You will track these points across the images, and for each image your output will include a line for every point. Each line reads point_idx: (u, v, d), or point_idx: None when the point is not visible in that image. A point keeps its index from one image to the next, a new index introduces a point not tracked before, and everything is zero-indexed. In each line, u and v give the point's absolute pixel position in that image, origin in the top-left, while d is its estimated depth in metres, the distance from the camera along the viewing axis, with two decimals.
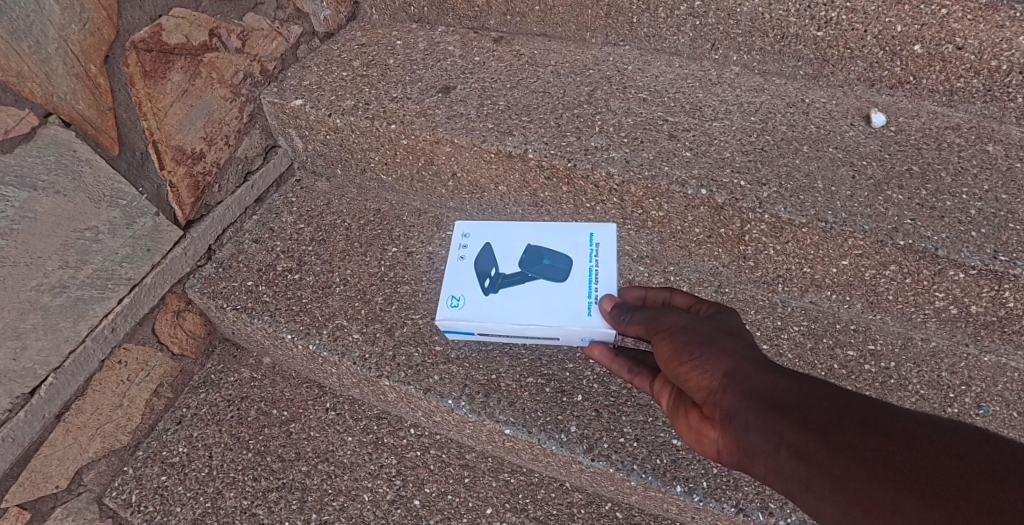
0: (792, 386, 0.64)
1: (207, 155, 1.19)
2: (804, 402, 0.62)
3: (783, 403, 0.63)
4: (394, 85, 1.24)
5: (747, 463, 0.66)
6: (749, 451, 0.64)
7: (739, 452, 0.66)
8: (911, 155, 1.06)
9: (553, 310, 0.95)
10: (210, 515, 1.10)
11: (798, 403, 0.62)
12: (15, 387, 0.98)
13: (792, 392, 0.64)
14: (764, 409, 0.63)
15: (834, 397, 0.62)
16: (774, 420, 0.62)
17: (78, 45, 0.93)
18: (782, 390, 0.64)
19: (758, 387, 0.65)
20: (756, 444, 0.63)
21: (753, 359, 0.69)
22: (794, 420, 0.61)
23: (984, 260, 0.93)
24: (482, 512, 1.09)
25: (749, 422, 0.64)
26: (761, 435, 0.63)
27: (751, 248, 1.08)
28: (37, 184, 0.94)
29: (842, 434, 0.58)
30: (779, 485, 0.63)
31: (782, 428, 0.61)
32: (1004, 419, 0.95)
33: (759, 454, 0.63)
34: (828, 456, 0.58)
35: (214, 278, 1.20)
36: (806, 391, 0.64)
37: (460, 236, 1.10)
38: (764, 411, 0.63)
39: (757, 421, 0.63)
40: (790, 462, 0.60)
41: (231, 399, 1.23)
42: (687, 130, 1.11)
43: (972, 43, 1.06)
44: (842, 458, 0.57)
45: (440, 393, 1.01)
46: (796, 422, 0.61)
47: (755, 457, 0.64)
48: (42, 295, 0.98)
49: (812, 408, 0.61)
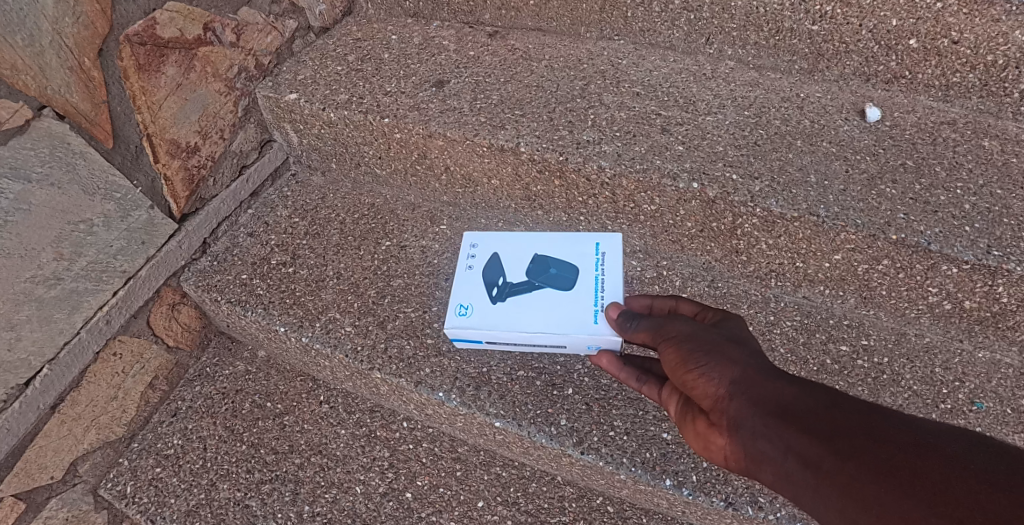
0: (799, 395, 0.64)
1: (202, 149, 1.19)
2: (810, 411, 0.62)
3: (791, 411, 0.63)
4: (388, 79, 1.25)
5: (755, 471, 0.65)
6: (756, 459, 0.64)
7: (746, 459, 0.65)
8: (905, 150, 1.05)
9: (559, 318, 0.95)
10: (204, 507, 1.10)
11: (805, 411, 0.62)
12: (10, 378, 0.99)
13: (798, 401, 0.64)
14: (771, 417, 0.63)
15: (840, 406, 0.62)
16: (781, 428, 0.62)
17: (72, 38, 0.93)
18: (789, 398, 0.64)
19: (765, 395, 0.65)
20: (764, 451, 0.63)
21: (760, 368, 0.68)
22: (800, 427, 0.61)
23: (977, 254, 0.92)
24: (473, 505, 1.09)
25: (755, 429, 0.63)
26: (768, 443, 0.62)
27: (744, 243, 1.07)
28: (32, 176, 0.95)
29: (849, 442, 0.58)
30: (786, 493, 0.62)
31: (789, 436, 0.61)
32: (998, 415, 0.94)
33: (767, 462, 0.62)
34: (836, 463, 0.57)
35: (208, 271, 1.21)
36: (814, 399, 0.63)
37: (469, 246, 1.11)
38: (772, 418, 0.63)
39: (764, 428, 0.63)
40: (798, 469, 0.60)
41: (226, 392, 1.23)
42: (680, 124, 1.11)
43: (967, 37, 1.05)
44: (851, 466, 0.57)
45: (431, 386, 1.02)
46: (803, 430, 0.61)
47: (762, 465, 0.63)
48: (36, 287, 0.99)
49: (819, 417, 0.61)
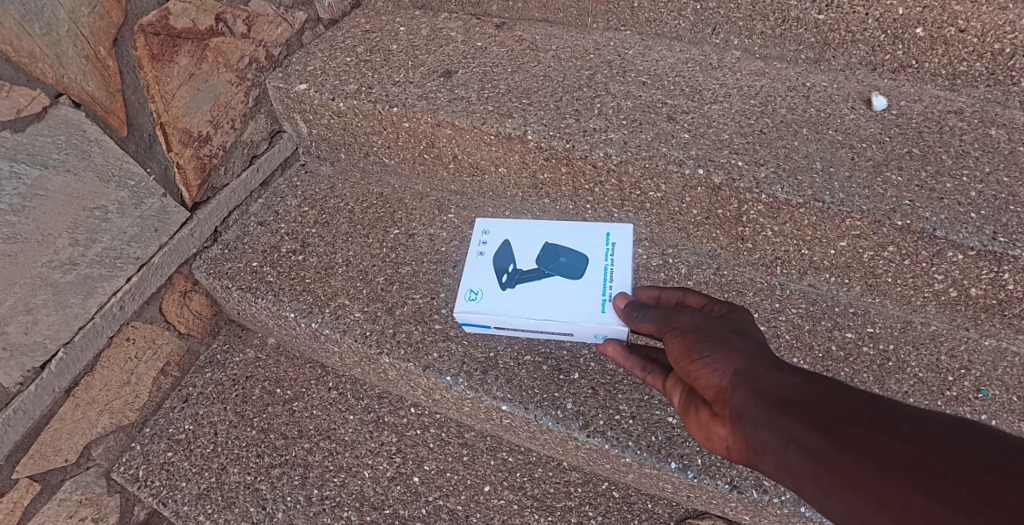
0: (802, 386, 0.64)
1: (213, 138, 1.21)
2: (812, 401, 0.61)
3: (793, 402, 0.62)
4: (397, 69, 1.26)
5: (757, 461, 0.65)
6: (758, 449, 0.64)
7: (749, 450, 0.65)
8: (912, 138, 1.06)
9: (567, 306, 0.96)
10: (214, 491, 1.12)
11: (807, 402, 0.61)
12: (27, 361, 1.01)
13: (801, 392, 0.63)
14: (773, 407, 0.62)
15: (843, 396, 0.61)
16: (783, 418, 0.61)
17: (88, 28, 0.95)
18: (791, 389, 0.63)
19: (768, 386, 0.65)
20: (765, 441, 0.62)
21: (764, 359, 0.68)
22: (803, 417, 0.60)
23: (983, 241, 0.92)
24: (480, 489, 1.11)
25: (758, 419, 0.63)
26: (770, 433, 0.62)
27: (749, 230, 1.08)
28: (49, 163, 0.97)
29: (851, 432, 0.57)
30: (788, 483, 0.62)
31: (790, 425, 0.60)
32: (1004, 403, 0.94)
33: (768, 452, 0.62)
34: (836, 453, 0.57)
35: (219, 259, 1.23)
36: (816, 391, 0.63)
37: (480, 233, 1.12)
38: (774, 408, 0.62)
39: (767, 419, 0.62)
40: (799, 459, 0.59)
41: (236, 379, 1.25)
42: (686, 113, 1.12)
43: (974, 25, 1.06)
44: (850, 456, 0.56)
45: (438, 370, 1.03)
46: (805, 421, 0.60)
47: (764, 455, 0.63)
48: (53, 272, 1.01)
49: (820, 407, 0.60)
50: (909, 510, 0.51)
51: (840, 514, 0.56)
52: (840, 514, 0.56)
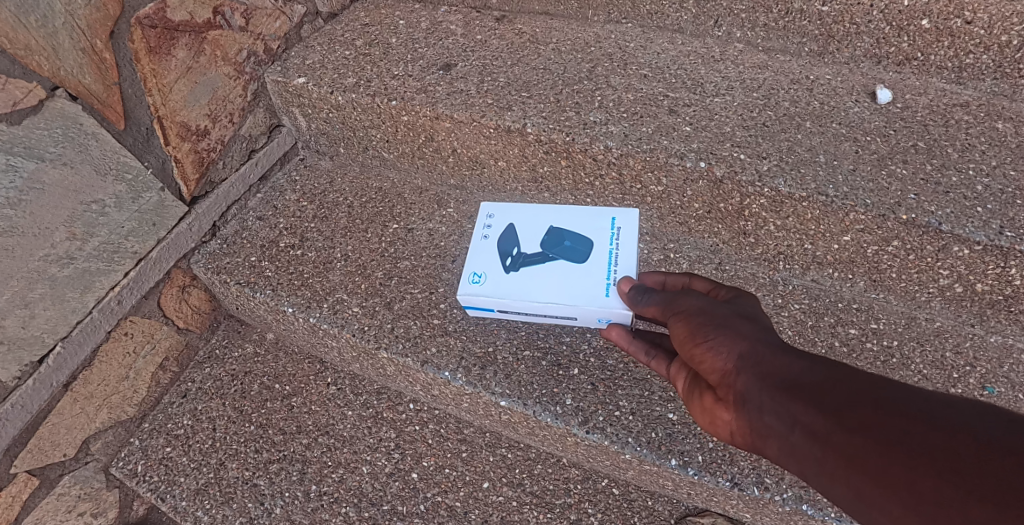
0: (807, 368, 0.62)
1: (212, 131, 1.20)
2: (818, 383, 0.60)
3: (799, 385, 0.60)
4: (395, 63, 1.25)
5: (762, 446, 0.64)
6: (762, 433, 0.62)
7: (754, 434, 0.64)
8: (917, 131, 1.04)
9: (572, 289, 0.95)
10: (213, 486, 1.12)
11: (813, 384, 0.60)
12: (25, 355, 1.00)
13: (807, 374, 0.61)
14: (779, 390, 0.61)
15: (851, 378, 0.59)
16: (788, 402, 0.59)
17: (85, 20, 0.95)
18: (797, 372, 0.62)
19: (774, 369, 0.63)
20: (770, 425, 0.61)
21: (770, 343, 0.66)
22: (808, 400, 0.58)
23: (989, 235, 0.91)
24: (479, 486, 1.10)
25: (762, 403, 0.62)
26: (776, 416, 0.60)
27: (751, 224, 1.07)
28: (45, 156, 0.96)
29: (858, 414, 0.55)
30: (793, 467, 0.60)
31: (795, 408, 0.59)
32: (1010, 400, 0.93)
33: (773, 436, 0.61)
34: (843, 436, 0.55)
35: (218, 253, 1.22)
36: (822, 373, 0.61)
37: (485, 216, 1.10)
38: (779, 392, 0.61)
39: (771, 402, 0.61)
40: (804, 442, 0.58)
41: (235, 374, 1.25)
42: (687, 106, 1.11)
43: (981, 17, 1.04)
44: (857, 438, 0.54)
45: (437, 365, 1.02)
46: (811, 404, 0.58)
47: (769, 439, 0.61)
48: (50, 266, 1.00)
49: (827, 390, 0.59)
50: (917, 494, 0.50)
51: (846, 498, 0.54)
52: (847, 499, 0.55)
